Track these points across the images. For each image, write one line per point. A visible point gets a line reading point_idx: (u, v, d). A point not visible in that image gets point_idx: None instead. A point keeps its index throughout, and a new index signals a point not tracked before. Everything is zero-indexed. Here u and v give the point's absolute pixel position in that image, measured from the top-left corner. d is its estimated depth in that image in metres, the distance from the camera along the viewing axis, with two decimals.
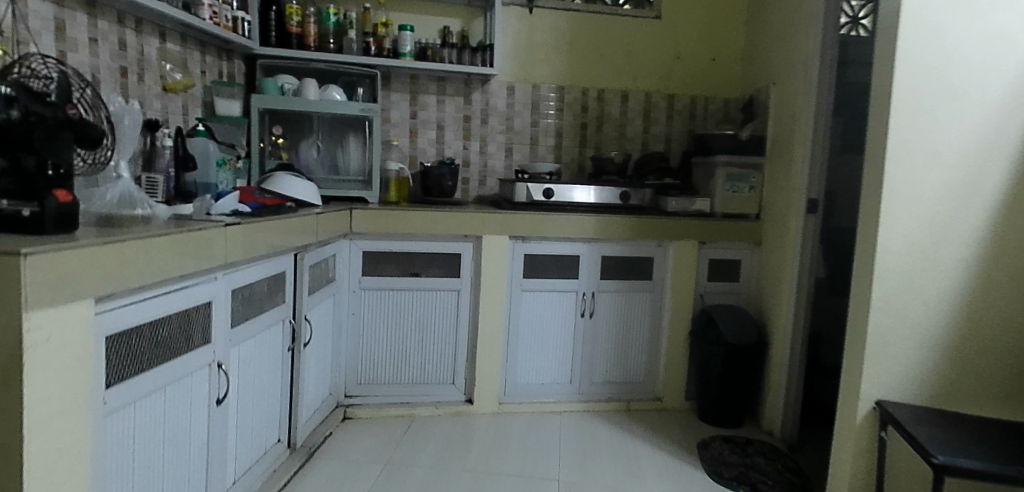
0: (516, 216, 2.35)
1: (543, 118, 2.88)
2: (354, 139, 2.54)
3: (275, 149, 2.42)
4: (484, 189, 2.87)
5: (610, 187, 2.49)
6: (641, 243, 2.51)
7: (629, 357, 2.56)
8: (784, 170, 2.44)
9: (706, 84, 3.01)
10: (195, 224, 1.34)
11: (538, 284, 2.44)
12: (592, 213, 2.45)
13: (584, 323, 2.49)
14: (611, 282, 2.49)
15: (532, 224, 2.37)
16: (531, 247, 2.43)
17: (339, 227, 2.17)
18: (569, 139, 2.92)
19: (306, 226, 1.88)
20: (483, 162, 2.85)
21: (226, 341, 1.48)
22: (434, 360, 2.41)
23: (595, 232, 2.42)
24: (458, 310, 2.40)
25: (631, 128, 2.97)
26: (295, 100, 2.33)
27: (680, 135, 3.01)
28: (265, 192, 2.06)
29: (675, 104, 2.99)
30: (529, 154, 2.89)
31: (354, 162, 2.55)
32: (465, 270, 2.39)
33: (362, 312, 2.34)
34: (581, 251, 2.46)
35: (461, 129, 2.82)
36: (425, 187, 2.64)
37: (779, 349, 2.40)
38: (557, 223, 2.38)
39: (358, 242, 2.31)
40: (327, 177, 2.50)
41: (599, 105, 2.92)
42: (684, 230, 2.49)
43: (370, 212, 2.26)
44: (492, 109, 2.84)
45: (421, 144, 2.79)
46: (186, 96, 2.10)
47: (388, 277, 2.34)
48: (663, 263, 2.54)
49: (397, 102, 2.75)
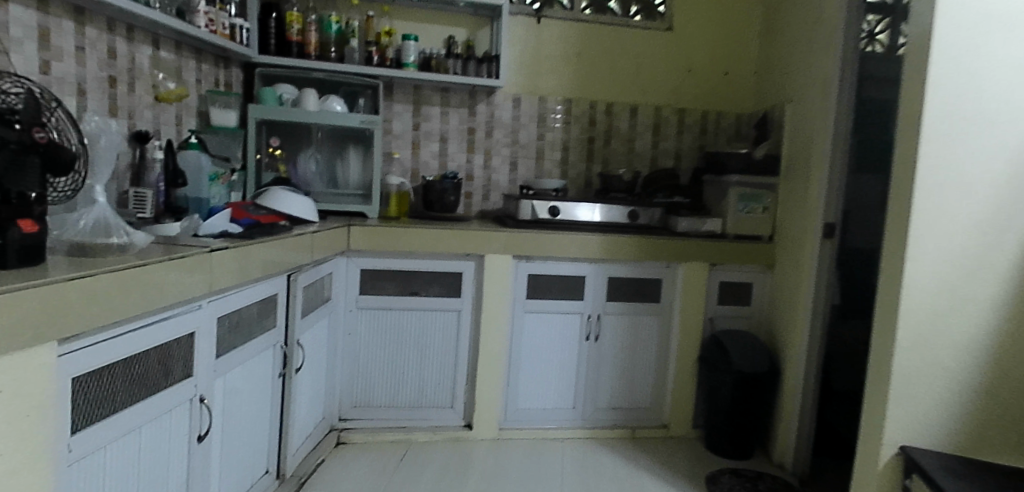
0: (520, 235, 2.26)
1: (549, 132, 2.80)
2: (354, 151, 2.46)
3: (272, 161, 2.34)
4: (487, 204, 2.78)
5: (619, 206, 2.41)
6: (649, 265, 2.42)
7: (635, 383, 2.47)
8: (799, 191, 2.35)
9: (718, 98, 2.92)
10: (178, 251, 1.26)
11: (542, 306, 2.35)
12: (599, 232, 2.36)
13: (589, 347, 2.40)
14: (618, 305, 2.40)
15: (537, 244, 2.28)
16: (534, 267, 2.34)
17: (336, 245, 2.09)
18: (576, 153, 2.83)
19: (301, 245, 1.80)
20: (487, 176, 2.77)
21: (210, 372, 1.40)
22: (432, 383, 2.32)
23: (601, 253, 2.33)
24: (459, 331, 2.31)
25: (640, 143, 2.87)
26: (293, 111, 2.24)
27: (691, 151, 2.92)
28: (258, 209, 1.96)
29: (686, 119, 2.90)
30: (535, 168, 2.80)
31: (353, 176, 2.47)
32: (467, 290, 2.30)
33: (359, 332, 2.25)
34: (587, 272, 2.37)
35: (465, 141, 2.73)
36: (426, 201, 2.55)
37: (792, 379, 2.31)
38: (563, 242, 2.29)
39: (355, 260, 2.22)
40: (326, 191, 2.42)
41: (608, 118, 2.83)
42: (694, 252, 2.40)
43: (368, 229, 2.17)
44: (497, 121, 2.75)
45: (424, 157, 2.71)
46: (180, 105, 2.02)
47: (386, 296, 2.25)
48: (672, 285, 2.45)
49: (400, 113, 2.67)
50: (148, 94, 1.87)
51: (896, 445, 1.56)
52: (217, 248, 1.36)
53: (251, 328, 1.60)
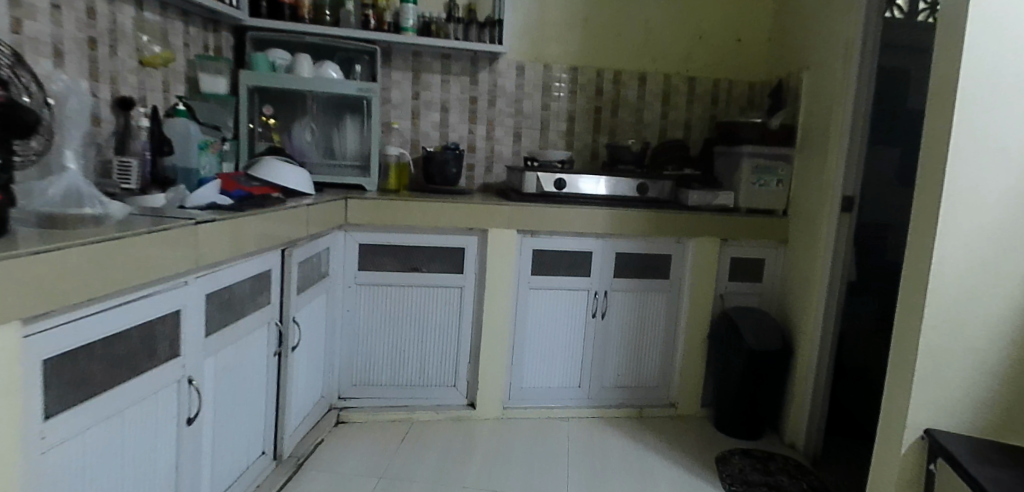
0: (524, 208, 2.17)
1: (555, 101, 2.69)
2: (351, 122, 2.34)
3: (266, 130, 2.24)
4: (490, 176, 2.68)
5: (627, 178, 2.31)
6: (659, 240, 2.33)
7: (643, 361, 2.39)
8: (815, 162, 2.25)
9: (730, 66, 2.81)
10: (161, 224, 1.16)
11: (548, 282, 2.27)
12: (606, 206, 2.27)
13: (596, 324, 2.32)
14: (626, 281, 2.32)
15: (542, 218, 2.19)
16: (539, 242, 2.25)
17: (333, 218, 2.00)
18: (582, 124, 2.72)
19: (296, 218, 1.71)
20: (490, 147, 2.66)
21: (199, 352, 1.32)
22: (434, 362, 2.25)
23: (609, 227, 2.24)
24: (461, 308, 2.23)
25: (649, 113, 2.77)
26: (287, 78, 2.15)
27: (701, 122, 2.81)
28: (250, 180, 1.87)
29: (696, 88, 2.79)
30: (539, 140, 2.70)
31: (350, 147, 2.35)
32: (469, 266, 2.22)
33: (358, 308, 2.17)
34: (594, 247, 2.28)
35: (466, 111, 2.63)
36: (427, 174, 2.45)
37: (805, 357, 2.23)
38: (569, 216, 2.20)
39: (353, 234, 2.13)
40: (321, 162, 2.31)
41: (616, 87, 2.72)
42: (705, 227, 2.31)
43: (367, 203, 2.08)
44: (500, 90, 2.64)
45: (424, 127, 2.60)
46: (166, 70, 1.92)
47: (386, 271, 2.17)
48: (682, 261, 2.36)
49: (399, 81, 2.56)
50: (132, 57, 1.77)
51: (921, 428, 1.49)
52: (205, 221, 1.27)
53: (243, 306, 1.51)
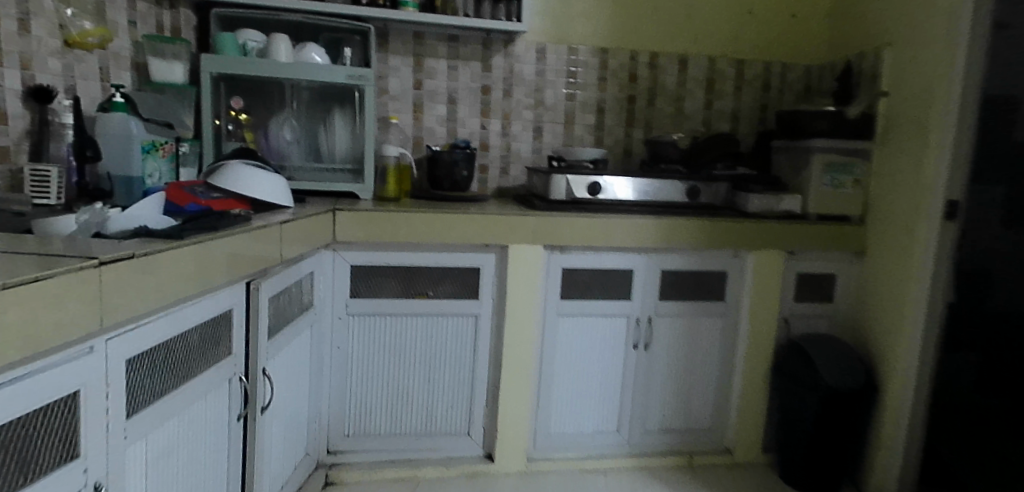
0: (551, 219, 1.79)
1: (581, 90, 2.29)
2: (339, 116, 1.93)
3: (236, 127, 1.84)
4: (507, 179, 2.29)
5: (675, 180, 1.92)
6: (712, 254, 1.94)
7: (693, 399, 2.00)
8: (902, 159, 1.86)
9: (784, 46, 2.42)
10: (57, 264, 0.80)
11: (581, 308, 1.88)
12: (652, 214, 1.88)
13: (638, 357, 1.93)
14: (673, 305, 1.93)
15: (574, 230, 1.80)
16: (570, 259, 1.86)
17: (317, 237, 1.60)
18: (614, 116, 2.32)
19: (269, 240, 1.31)
20: (506, 145, 2.27)
21: (120, 443, 0.93)
22: (444, 407, 1.86)
23: (655, 240, 1.86)
24: (477, 341, 1.84)
25: (691, 103, 2.37)
26: (259, 62, 1.77)
27: (750, 112, 2.42)
28: (211, 191, 1.49)
29: (744, 72, 2.40)
30: (562, 135, 2.30)
31: (340, 147, 1.94)
32: (486, 290, 1.83)
33: (350, 345, 1.78)
34: (636, 265, 1.89)
35: (478, 103, 2.23)
36: (432, 177, 2.08)
37: (894, 396, 1.84)
38: (607, 226, 1.82)
39: (345, 255, 1.73)
40: (304, 166, 1.90)
41: (652, 72, 2.33)
42: (767, 238, 1.92)
43: (360, 215, 1.69)
44: (517, 77, 2.24)
45: (428, 122, 2.20)
46: (104, 54, 1.53)
47: (384, 298, 1.78)
48: (740, 280, 1.97)
49: (397, 68, 2.16)
50: (54, 36, 1.38)
51: None
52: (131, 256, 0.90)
53: (190, 364, 1.12)
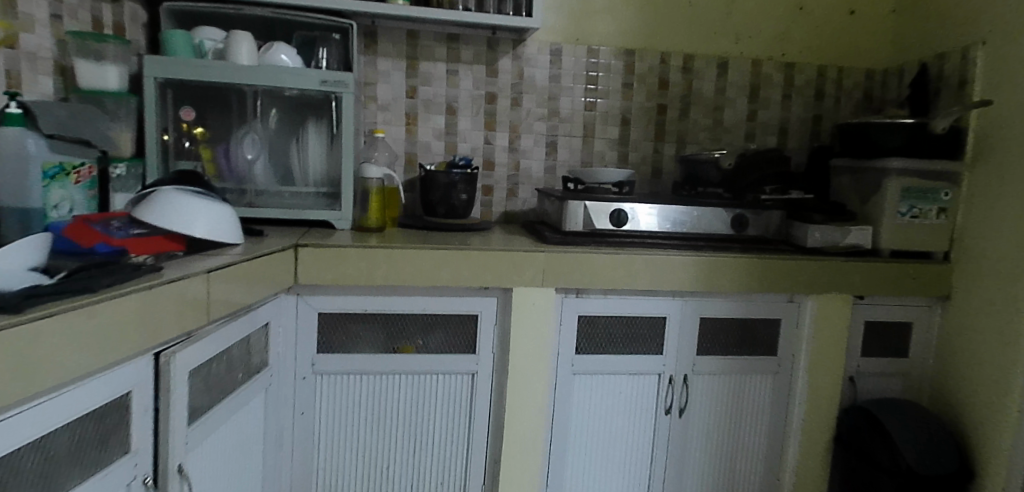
0: (564, 255, 1.45)
1: (603, 98, 1.96)
2: (313, 129, 1.61)
3: (193, 144, 1.55)
4: (515, 202, 1.96)
5: (718, 208, 1.58)
6: (762, 299, 1.60)
7: (738, 474, 1.67)
8: (1005, 184, 1.52)
9: (841, 48, 2.06)
10: None
11: (600, 365, 1.54)
12: (688, 250, 1.54)
13: (670, 424, 1.60)
14: (714, 361, 1.59)
15: (592, 269, 1.47)
16: (588, 306, 1.52)
17: (272, 283, 1.28)
18: (641, 129, 1.98)
19: (186, 294, 1.00)
20: (515, 163, 1.94)
21: None
22: (434, 484, 1.54)
23: (691, 282, 1.52)
24: (474, 405, 1.52)
25: (731, 114, 2.03)
26: (214, 66, 1.46)
27: (801, 124, 2.07)
28: (134, 225, 1.18)
29: (795, 78, 2.04)
30: (581, 151, 1.97)
31: (314, 167, 1.62)
32: (486, 342, 1.50)
33: (317, 410, 1.46)
34: (668, 312, 1.55)
35: (482, 113, 1.91)
36: (426, 202, 1.77)
37: (995, 478, 1.50)
38: (633, 264, 1.48)
39: (310, 300, 1.41)
40: (268, 189, 1.57)
41: (686, 78, 1.99)
42: (827, 279, 1.58)
43: (330, 252, 1.37)
44: (528, 83, 1.92)
45: (422, 136, 1.88)
46: (12, 55, 1.23)
47: (358, 354, 1.46)
48: (798, 334, 1.64)
49: (387, 72, 1.84)
50: None
51: None
52: None
53: (31, 483, 0.83)
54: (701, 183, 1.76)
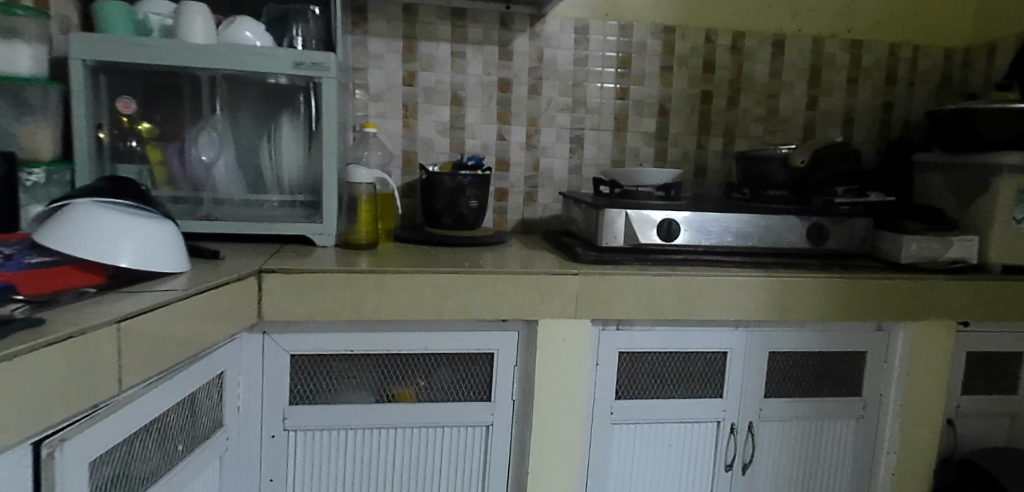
0: (601, 279, 1.15)
1: (637, 84, 1.65)
2: (287, 123, 1.30)
3: (139, 143, 1.25)
4: (534, 208, 1.66)
5: (791, 216, 1.27)
6: (844, 328, 1.29)
7: None
8: None
9: (916, 23, 1.76)
10: None
11: (646, 412, 1.23)
12: (755, 268, 1.23)
13: (731, 482, 1.29)
14: (785, 405, 1.28)
15: (637, 294, 1.17)
16: (631, 340, 1.21)
17: (228, 323, 0.98)
18: (682, 120, 1.68)
19: (87, 355, 0.71)
20: (534, 162, 1.64)
21: None
22: None
23: (760, 309, 1.21)
24: (488, 464, 1.22)
25: (787, 103, 1.73)
26: (160, 45, 1.16)
27: (868, 113, 1.76)
28: (34, 253, 0.88)
29: (862, 59, 1.74)
30: (611, 147, 1.67)
31: (289, 169, 1.32)
32: (504, 387, 1.20)
33: (292, 475, 1.16)
34: (729, 345, 1.24)
35: (494, 103, 1.60)
36: (428, 210, 1.47)
37: None
38: (688, 287, 1.18)
39: (280, 339, 1.10)
40: (233, 198, 1.28)
41: (735, 60, 1.68)
42: (927, 302, 1.27)
43: (302, 280, 1.06)
44: (549, 67, 1.61)
45: (423, 131, 1.58)
46: None
47: (342, 404, 1.15)
48: (887, 369, 1.32)
49: (381, 56, 1.54)
50: None
51: None
52: None
53: None
54: (766, 184, 1.42)
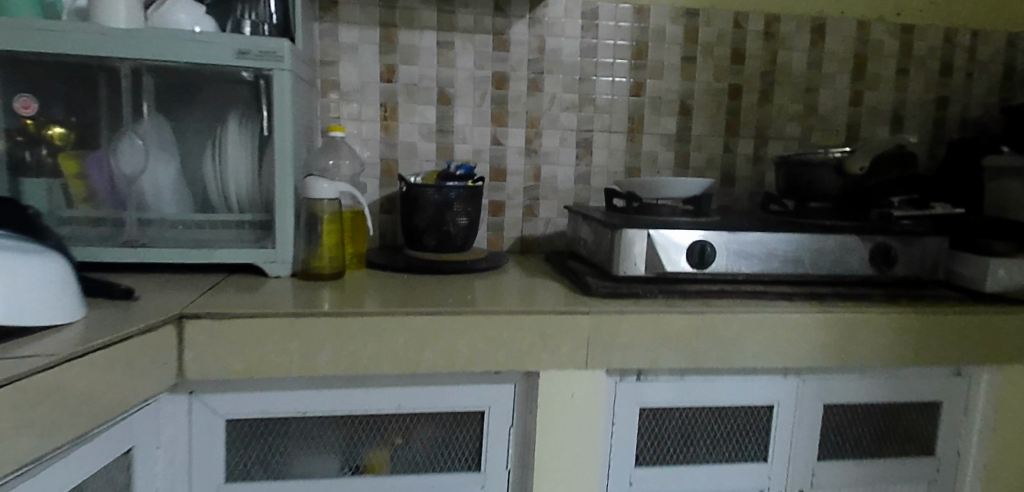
0: (618, 319, 0.92)
1: (654, 78, 1.42)
2: (234, 127, 1.06)
3: (50, 152, 1.02)
4: (535, 224, 1.43)
5: (850, 236, 1.03)
6: (917, 374, 1.05)
7: None
8: None
9: (975, 5, 1.52)
10: None
11: (673, 482, 1.00)
12: (808, 302, 1.00)
13: None
14: (843, 470, 1.05)
15: (663, 338, 0.93)
16: (654, 393, 0.97)
17: (132, 389, 0.75)
18: (706, 120, 1.45)
19: None
20: (535, 170, 1.41)
21: None
22: None
23: (815, 353, 0.97)
24: None
25: (826, 99, 1.49)
26: (67, 29, 0.93)
27: (920, 110, 1.52)
28: None
29: (914, 47, 1.50)
30: (624, 153, 1.43)
31: (237, 182, 1.08)
32: (497, 454, 0.96)
33: None
34: (776, 398, 1.00)
35: (487, 102, 1.37)
36: (409, 230, 1.24)
37: None
38: (726, 327, 0.94)
39: (213, 402, 0.87)
40: (166, 219, 1.05)
41: (768, 48, 1.46)
42: (1017, 343, 1.03)
43: (238, 327, 0.83)
44: (552, 58, 1.38)
45: (405, 135, 1.35)
46: None
47: (295, 480, 0.91)
48: (964, 423, 1.08)
49: (354, 46, 1.31)
50: None
51: None
52: None
53: None
54: (816, 196, 1.18)
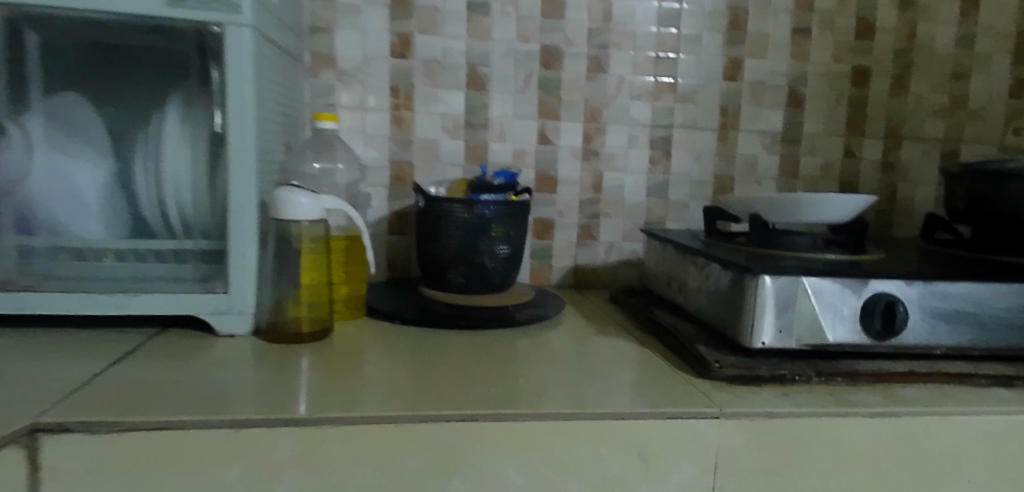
0: (762, 427, 0.56)
1: (755, 56, 1.06)
2: (172, 118, 0.74)
3: None
4: (593, 251, 1.07)
5: None
6: None
7: None
8: None
9: None
10: None
11: None
12: None
13: None
14: None
15: (830, 458, 0.58)
16: None
17: None
18: (821, 114, 1.09)
19: None
20: (595, 179, 1.06)
21: None
22: None
23: None
24: None
25: (979, 87, 1.13)
26: None
27: None
28: None
29: None
30: (713, 156, 1.08)
31: (177, 196, 0.74)
32: None
33: None
34: None
35: (534, 86, 1.02)
36: (427, 263, 0.89)
37: None
38: (930, 439, 0.59)
39: None
40: (63, 248, 0.72)
41: (904, 19, 1.09)
42: None
43: (137, 444, 0.49)
44: (620, 28, 1.03)
45: (423, 130, 1.01)
46: None
47: None
48: None
49: (356, 8, 0.97)
50: None
51: None
52: None
53: None
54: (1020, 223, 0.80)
